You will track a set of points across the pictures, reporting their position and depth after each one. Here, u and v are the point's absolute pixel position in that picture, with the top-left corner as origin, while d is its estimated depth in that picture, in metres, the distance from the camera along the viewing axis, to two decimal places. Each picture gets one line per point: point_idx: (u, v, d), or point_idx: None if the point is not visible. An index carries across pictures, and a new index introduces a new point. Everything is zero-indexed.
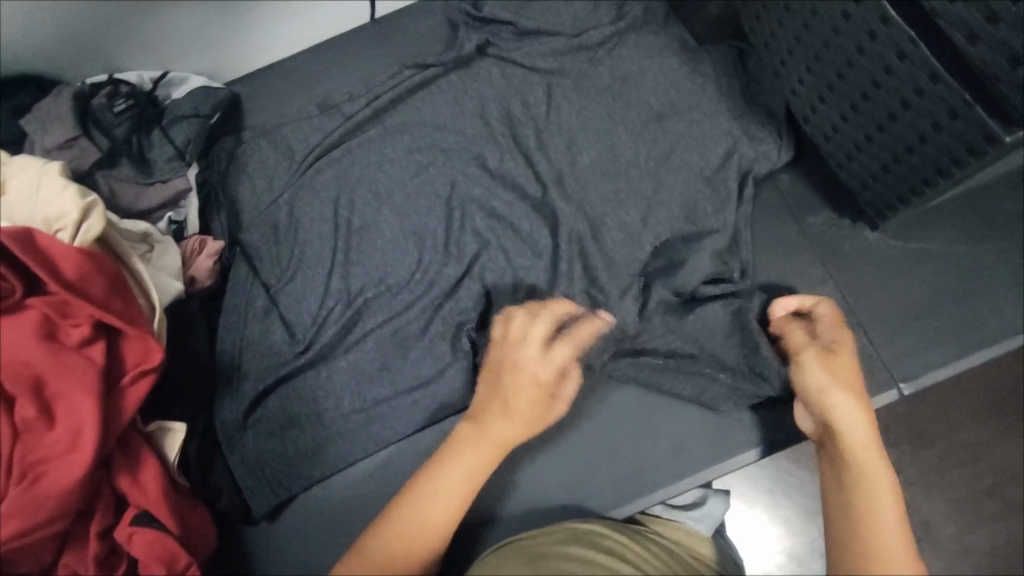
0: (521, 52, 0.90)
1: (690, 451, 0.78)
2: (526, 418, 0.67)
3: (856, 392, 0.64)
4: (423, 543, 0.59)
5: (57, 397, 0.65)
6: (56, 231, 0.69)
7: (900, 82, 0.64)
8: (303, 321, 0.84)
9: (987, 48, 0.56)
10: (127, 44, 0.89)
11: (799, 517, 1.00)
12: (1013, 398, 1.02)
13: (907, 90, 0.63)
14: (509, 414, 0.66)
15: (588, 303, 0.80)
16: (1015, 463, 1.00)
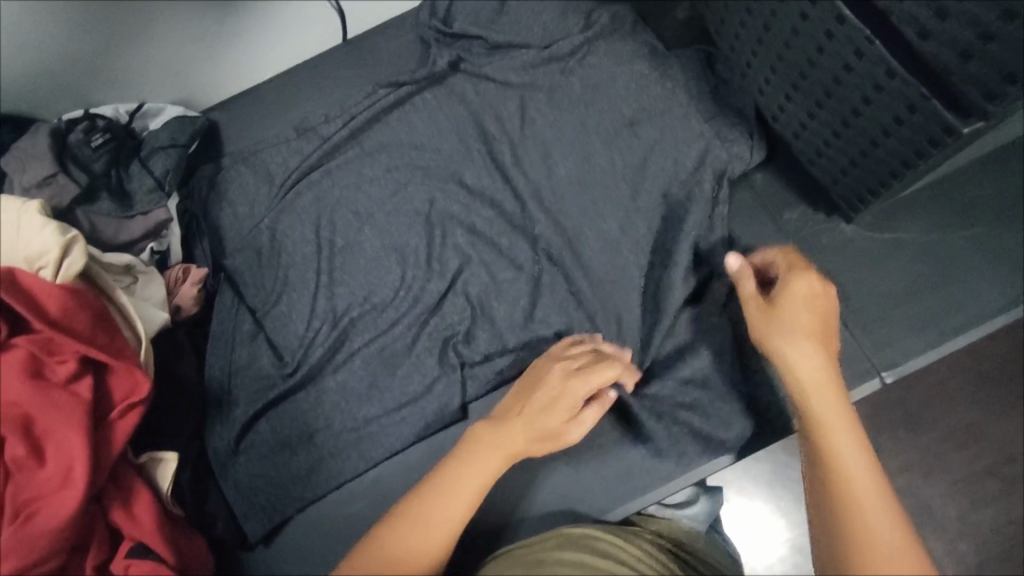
0: (492, 66, 0.91)
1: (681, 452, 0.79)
2: (541, 435, 0.67)
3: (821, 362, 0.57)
4: (422, 555, 0.56)
5: (46, 435, 0.65)
6: (39, 268, 0.69)
7: (860, 78, 0.65)
8: (291, 343, 0.85)
9: (938, 43, 0.57)
10: (101, 80, 0.90)
11: (800, 508, 1.01)
12: (1004, 378, 1.03)
13: (867, 86, 0.65)
14: (528, 427, 0.66)
15: (570, 310, 0.81)
16: (1010, 442, 1.01)
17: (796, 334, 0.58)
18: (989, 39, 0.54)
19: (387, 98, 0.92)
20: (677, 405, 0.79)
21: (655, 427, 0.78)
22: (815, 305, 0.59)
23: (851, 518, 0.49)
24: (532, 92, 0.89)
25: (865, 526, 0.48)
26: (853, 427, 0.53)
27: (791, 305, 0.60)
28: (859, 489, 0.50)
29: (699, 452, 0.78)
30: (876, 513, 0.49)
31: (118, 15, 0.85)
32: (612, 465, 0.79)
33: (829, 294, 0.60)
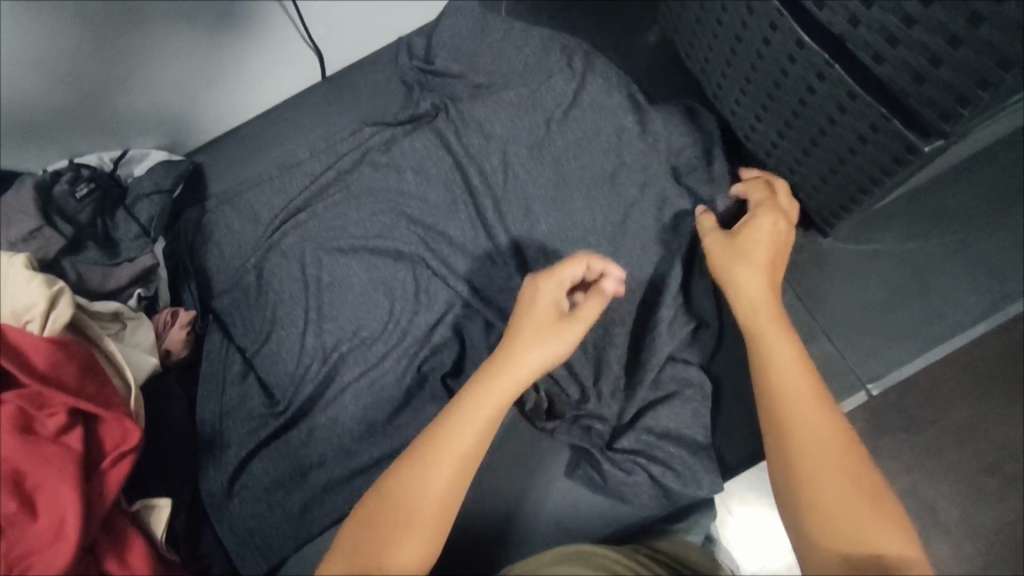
0: (470, 99, 0.92)
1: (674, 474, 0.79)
2: (533, 344, 0.58)
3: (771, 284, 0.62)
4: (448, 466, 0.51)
5: (37, 489, 0.65)
6: (26, 322, 0.70)
7: (823, 100, 0.66)
8: (282, 382, 0.86)
9: (893, 67, 0.59)
10: (81, 130, 0.89)
11: None
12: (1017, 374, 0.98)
13: (830, 107, 0.66)
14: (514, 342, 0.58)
15: None
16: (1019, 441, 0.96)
17: (750, 262, 0.63)
18: (938, 63, 0.55)
19: (372, 137, 0.94)
20: (668, 424, 0.79)
21: (647, 449, 0.79)
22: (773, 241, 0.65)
23: (794, 426, 0.51)
24: (509, 120, 0.90)
25: (810, 431, 0.51)
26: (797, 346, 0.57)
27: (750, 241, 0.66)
28: (803, 398, 0.53)
29: (693, 474, 0.78)
30: (821, 421, 0.52)
31: (94, 73, 0.83)
32: (606, 491, 0.78)
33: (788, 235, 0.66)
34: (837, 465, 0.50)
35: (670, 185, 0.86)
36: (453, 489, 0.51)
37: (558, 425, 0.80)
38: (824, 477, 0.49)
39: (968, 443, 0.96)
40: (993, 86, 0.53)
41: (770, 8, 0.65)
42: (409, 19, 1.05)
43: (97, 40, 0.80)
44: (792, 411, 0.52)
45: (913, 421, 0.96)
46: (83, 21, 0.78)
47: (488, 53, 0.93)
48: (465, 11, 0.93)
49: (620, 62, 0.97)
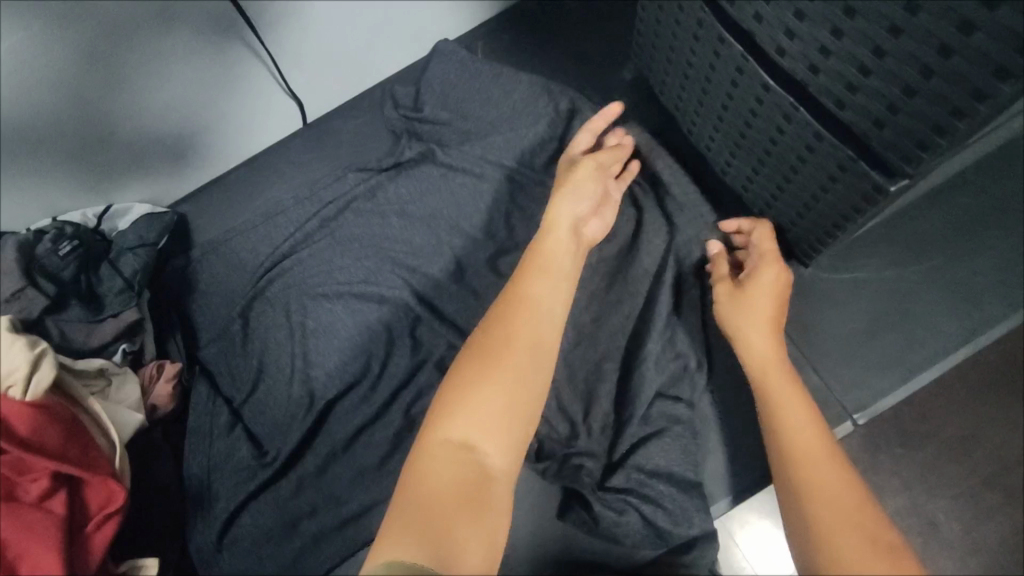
0: (450, 142, 0.95)
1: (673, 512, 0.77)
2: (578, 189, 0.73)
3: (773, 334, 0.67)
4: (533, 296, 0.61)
5: (20, 557, 0.65)
6: (7, 388, 0.68)
7: (792, 139, 0.69)
8: (270, 432, 0.85)
9: (855, 112, 0.61)
10: (64, 187, 0.88)
11: None
12: (1014, 390, 0.97)
13: (800, 147, 0.68)
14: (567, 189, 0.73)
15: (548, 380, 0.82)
16: (1016, 458, 0.95)
17: (751, 316, 0.68)
18: (896, 111, 0.57)
19: (357, 186, 0.94)
20: (658, 462, 0.79)
21: (637, 488, 0.78)
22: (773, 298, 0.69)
23: (805, 473, 0.54)
24: (490, 163, 0.92)
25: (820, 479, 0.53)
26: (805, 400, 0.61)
27: (756, 298, 0.69)
28: (809, 448, 0.56)
29: (684, 516, 0.77)
30: (830, 470, 0.54)
31: (72, 136, 0.83)
32: (600, 533, 0.77)
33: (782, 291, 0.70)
34: (849, 512, 0.51)
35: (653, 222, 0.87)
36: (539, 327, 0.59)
37: (549, 466, 0.79)
38: (834, 526, 0.51)
39: (965, 460, 0.95)
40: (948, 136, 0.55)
41: (735, 54, 0.68)
42: (393, 62, 1.04)
43: (82, 103, 0.81)
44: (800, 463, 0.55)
45: (906, 440, 0.96)
46: (59, 88, 0.77)
47: (470, 97, 0.95)
48: (452, 58, 0.96)
49: (598, 99, 0.99)
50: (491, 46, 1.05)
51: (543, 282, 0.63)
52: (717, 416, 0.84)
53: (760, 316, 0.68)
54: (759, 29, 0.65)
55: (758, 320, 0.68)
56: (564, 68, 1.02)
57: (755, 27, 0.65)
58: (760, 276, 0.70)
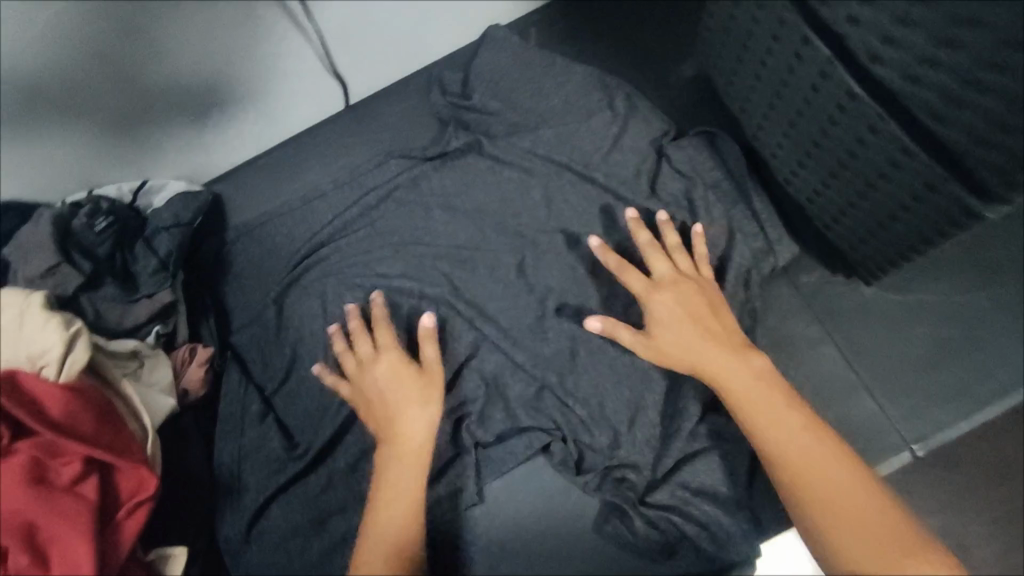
0: (500, 133, 0.91)
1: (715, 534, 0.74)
2: (415, 402, 0.73)
3: (714, 337, 0.69)
4: (398, 500, 0.67)
5: (50, 541, 0.63)
6: (40, 368, 0.68)
7: (874, 154, 0.65)
8: (302, 424, 0.83)
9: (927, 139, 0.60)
10: (102, 161, 0.89)
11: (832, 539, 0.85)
12: None
13: (881, 163, 0.65)
14: (400, 402, 0.73)
15: (591, 388, 0.79)
16: None
17: (679, 341, 0.69)
18: (977, 157, 0.57)
19: (399, 174, 0.91)
20: (703, 481, 0.76)
21: (680, 505, 0.76)
22: (685, 302, 0.72)
23: (795, 472, 0.58)
24: (539, 157, 0.88)
25: (811, 475, 0.57)
26: (773, 386, 0.64)
27: (669, 320, 0.71)
28: (791, 441, 0.59)
29: (726, 539, 0.74)
30: (804, 453, 0.58)
31: (90, 103, 0.82)
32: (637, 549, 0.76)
33: (683, 285, 0.73)
34: (846, 503, 0.55)
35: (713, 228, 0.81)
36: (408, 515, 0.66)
37: (592, 479, 0.77)
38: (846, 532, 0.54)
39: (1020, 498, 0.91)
40: (994, 194, 0.58)
41: (820, 56, 0.64)
42: (442, 44, 0.99)
43: (106, 71, 0.81)
44: (777, 454, 0.59)
45: (961, 469, 0.90)
46: (88, 52, 0.78)
47: (523, 88, 0.90)
48: (505, 47, 0.92)
49: (653, 96, 0.95)
50: (545, 33, 1.00)
51: (398, 510, 0.67)
52: None
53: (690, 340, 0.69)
54: (852, 32, 0.60)
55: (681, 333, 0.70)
56: (620, 60, 0.97)
57: (847, 30, 0.61)
58: (654, 313, 0.72)
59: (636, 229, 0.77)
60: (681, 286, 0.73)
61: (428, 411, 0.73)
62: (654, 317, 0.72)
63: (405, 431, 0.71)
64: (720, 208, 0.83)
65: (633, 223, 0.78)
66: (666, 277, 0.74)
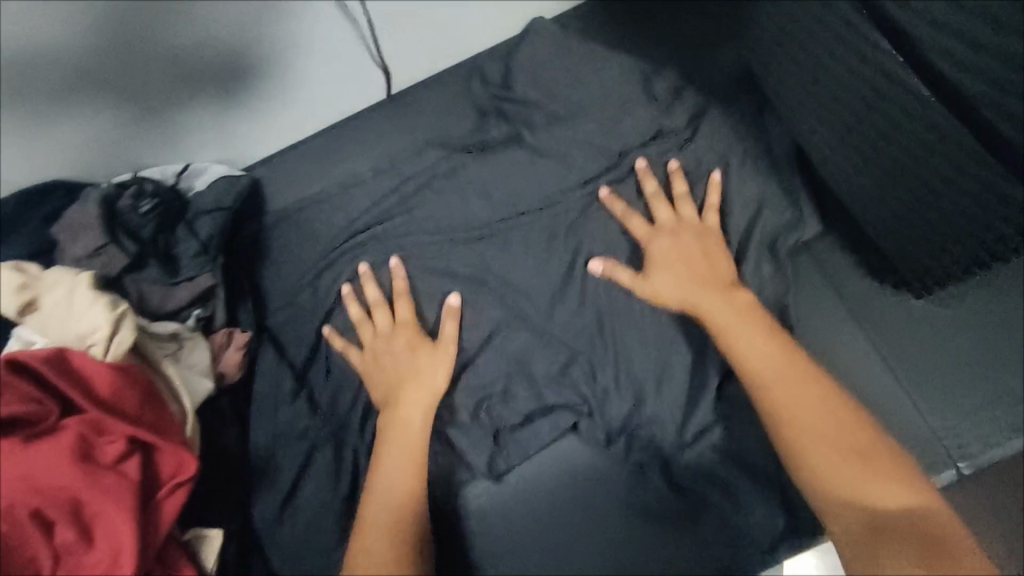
0: (542, 126, 0.88)
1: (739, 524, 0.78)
2: (426, 370, 0.78)
3: (702, 279, 0.76)
4: (399, 464, 0.72)
5: (95, 518, 0.65)
6: (90, 346, 0.70)
7: (911, 143, 0.71)
8: (336, 410, 0.83)
9: (959, 143, 0.69)
10: (143, 140, 0.92)
11: None
12: None
13: (920, 154, 0.71)
14: (411, 373, 0.78)
15: (626, 382, 0.80)
16: None
17: (672, 282, 0.77)
18: None
19: (438, 163, 0.91)
20: (731, 473, 0.79)
21: (703, 491, 0.79)
22: (684, 247, 0.78)
23: (771, 393, 0.67)
24: (582, 150, 0.86)
25: (785, 395, 0.66)
26: (753, 319, 0.72)
27: (665, 259, 0.78)
28: (768, 368, 0.68)
29: (745, 529, 0.78)
30: (779, 375, 0.67)
31: (121, 81, 0.86)
32: (664, 533, 0.79)
33: (684, 231, 0.79)
34: (815, 420, 0.64)
35: (746, 229, 0.82)
36: (409, 475, 0.71)
37: (619, 440, 0.81)
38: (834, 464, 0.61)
39: None
40: None
41: (888, 58, 0.70)
42: (479, 38, 1.01)
43: (124, 44, 0.83)
44: (757, 375, 0.68)
45: (976, 476, 0.92)
46: (102, 25, 0.81)
47: (565, 80, 0.89)
48: (548, 36, 0.90)
49: (700, 87, 0.91)
50: (586, 23, 0.99)
51: (397, 472, 0.71)
52: None
53: (683, 279, 0.77)
54: (930, 36, 0.67)
55: (675, 274, 0.77)
56: (663, 53, 0.95)
57: (927, 35, 0.67)
58: (651, 255, 0.79)
59: (643, 177, 0.83)
60: (678, 232, 0.79)
61: (438, 382, 0.78)
62: (651, 260, 0.79)
63: (410, 403, 0.76)
64: (764, 207, 0.83)
65: (642, 172, 0.83)
66: (667, 223, 0.80)
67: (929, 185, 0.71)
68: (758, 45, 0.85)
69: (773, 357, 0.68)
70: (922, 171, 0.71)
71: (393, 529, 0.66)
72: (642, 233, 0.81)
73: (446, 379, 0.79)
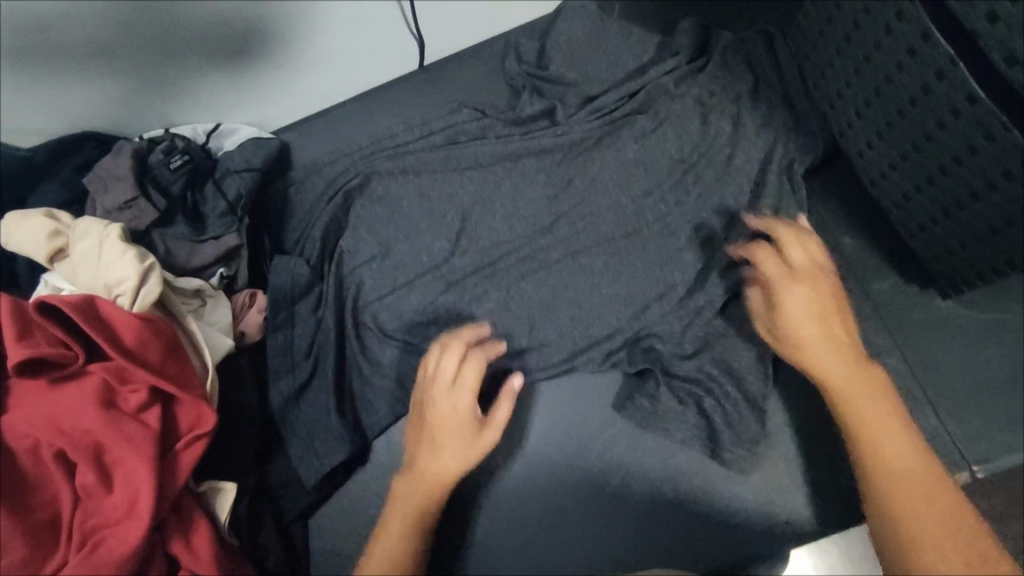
0: (573, 103, 0.90)
1: (746, 523, 0.78)
2: (465, 449, 0.71)
3: (828, 329, 0.68)
4: (408, 508, 0.69)
5: (116, 463, 0.67)
6: (117, 296, 0.71)
7: (953, 136, 0.68)
8: (354, 373, 0.85)
9: (1004, 148, 0.65)
10: (170, 97, 0.89)
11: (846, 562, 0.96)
12: None
13: (961, 145, 0.68)
14: (445, 446, 0.71)
15: (643, 356, 0.82)
16: None
17: (793, 321, 0.68)
18: None
19: (466, 123, 0.91)
20: (744, 466, 0.78)
21: (713, 480, 0.79)
22: (813, 294, 0.69)
23: (888, 472, 0.57)
24: (610, 128, 0.89)
25: (904, 483, 0.56)
26: (883, 394, 0.63)
27: (790, 299, 0.69)
28: (891, 449, 0.59)
29: (748, 522, 0.78)
30: (904, 463, 0.58)
31: (145, 46, 0.83)
32: (674, 521, 0.78)
33: (814, 275, 0.70)
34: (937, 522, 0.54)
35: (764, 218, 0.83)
36: (421, 509, 0.69)
37: (618, 350, 0.82)
38: None
39: None
40: None
41: (940, 55, 0.66)
42: (516, 15, 1.01)
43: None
44: (876, 453, 0.59)
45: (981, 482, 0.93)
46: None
47: (600, 61, 0.90)
48: (582, 13, 0.90)
49: (751, 73, 0.89)
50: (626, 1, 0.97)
51: (414, 517, 0.68)
52: (814, 438, 0.80)
53: (806, 326, 0.68)
54: (988, 30, 0.62)
55: (801, 314, 0.68)
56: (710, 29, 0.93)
57: (985, 29, 0.63)
58: (783, 300, 0.70)
59: (771, 223, 0.76)
60: (817, 283, 0.69)
61: (450, 466, 0.70)
62: (782, 307, 0.69)
63: (442, 464, 0.70)
64: (784, 189, 0.84)
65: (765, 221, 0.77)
66: (802, 265, 0.71)
67: (967, 185, 0.70)
68: (803, 28, 0.85)
69: (904, 443, 0.59)
70: (964, 172, 0.69)
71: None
72: (769, 267, 0.73)
73: (462, 468, 0.70)
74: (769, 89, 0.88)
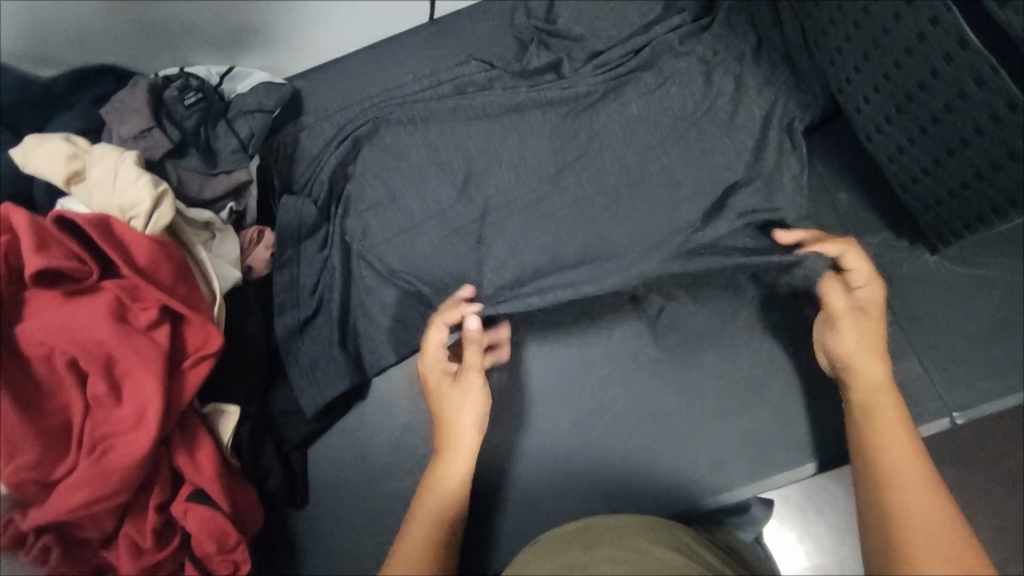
0: (579, 56, 0.91)
1: (729, 466, 0.80)
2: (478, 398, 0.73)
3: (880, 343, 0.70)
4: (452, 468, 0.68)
5: (125, 376, 0.69)
6: (130, 219, 0.74)
7: (945, 84, 0.70)
8: (357, 310, 0.88)
9: (992, 91, 0.66)
10: (185, 36, 0.92)
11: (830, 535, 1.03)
12: None
13: (951, 92, 0.70)
14: (464, 401, 0.73)
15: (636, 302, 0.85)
16: None
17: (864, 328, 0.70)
18: None
19: (475, 73, 0.93)
20: (726, 408, 0.82)
21: (698, 421, 0.82)
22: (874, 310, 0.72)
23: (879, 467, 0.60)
24: (616, 81, 0.90)
25: (894, 475, 0.58)
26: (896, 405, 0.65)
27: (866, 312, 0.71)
28: (890, 449, 0.60)
29: (730, 465, 0.80)
30: (899, 464, 0.59)
31: None
32: (659, 462, 0.81)
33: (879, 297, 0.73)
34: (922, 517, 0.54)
35: (759, 173, 0.85)
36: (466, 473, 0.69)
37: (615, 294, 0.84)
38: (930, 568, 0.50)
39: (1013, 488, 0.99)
40: None
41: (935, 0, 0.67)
42: None
43: None
44: (873, 450, 0.61)
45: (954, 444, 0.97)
46: None
47: (606, 17, 0.92)
48: None
49: (753, 33, 0.91)
50: None
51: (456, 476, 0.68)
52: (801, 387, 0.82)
53: (869, 335, 0.70)
54: None
55: (873, 324, 0.70)
56: None
57: None
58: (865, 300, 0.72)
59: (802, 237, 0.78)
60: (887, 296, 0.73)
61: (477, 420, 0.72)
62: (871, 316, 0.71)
63: (466, 424, 0.71)
64: (779, 144, 0.87)
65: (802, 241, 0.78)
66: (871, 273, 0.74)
67: (956, 131, 0.72)
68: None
69: (905, 447, 0.60)
70: (953, 121, 0.71)
71: (430, 549, 0.62)
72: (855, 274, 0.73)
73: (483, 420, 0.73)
74: (771, 49, 0.91)
